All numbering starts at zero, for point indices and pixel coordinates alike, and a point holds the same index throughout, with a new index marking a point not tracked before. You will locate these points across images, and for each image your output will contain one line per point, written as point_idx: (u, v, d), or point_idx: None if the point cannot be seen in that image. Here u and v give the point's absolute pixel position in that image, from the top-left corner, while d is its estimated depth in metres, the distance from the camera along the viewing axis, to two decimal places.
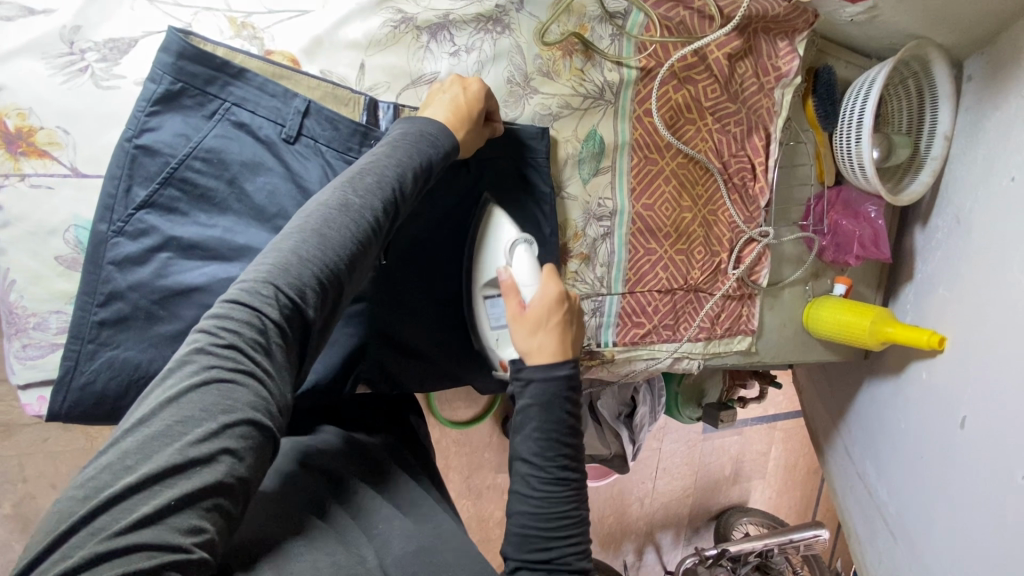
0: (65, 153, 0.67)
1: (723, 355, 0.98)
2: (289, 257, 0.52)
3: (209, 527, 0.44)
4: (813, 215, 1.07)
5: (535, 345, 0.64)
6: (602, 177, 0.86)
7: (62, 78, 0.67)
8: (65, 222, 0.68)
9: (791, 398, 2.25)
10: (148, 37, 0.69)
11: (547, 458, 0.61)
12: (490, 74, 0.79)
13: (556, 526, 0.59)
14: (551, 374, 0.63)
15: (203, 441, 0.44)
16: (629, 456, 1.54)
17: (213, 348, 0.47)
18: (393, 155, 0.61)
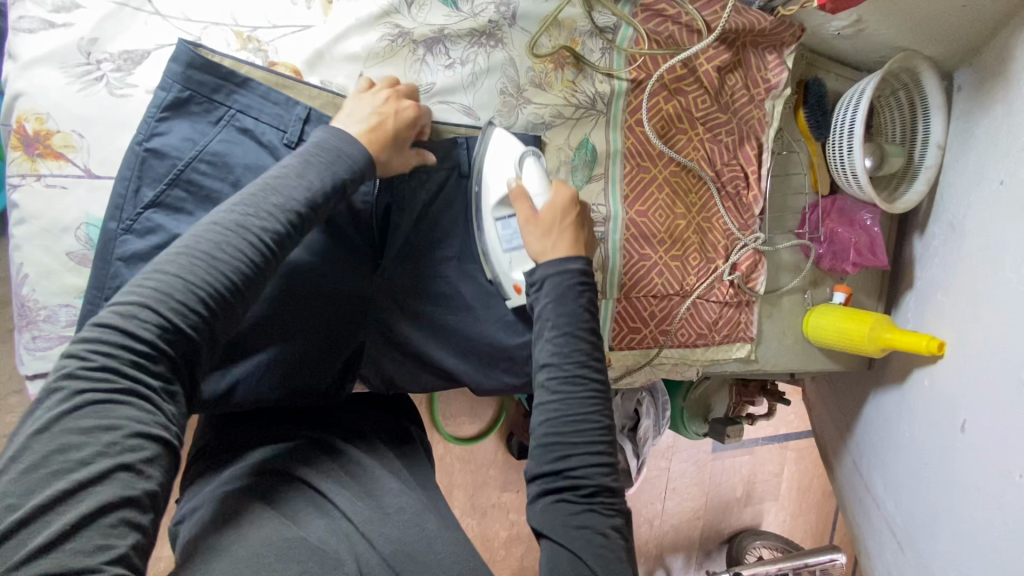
0: (78, 155, 0.71)
1: (722, 361, 0.99)
2: (173, 279, 0.52)
3: (121, 542, 0.46)
4: (809, 223, 1.09)
5: (549, 245, 0.69)
6: (596, 184, 0.88)
7: (78, 86, 0.71)
8: (76, 220, 0.71)
9: (802, 417, 2.23)
10: (158, 49, 0.73)
11: (566, 360, 0.64)
12: (484, 86, 0.82)
13: (576, 430, 0.62)
14: (563, 269, 0.67)
15: (88, 463, 0.46)
16: (633, 470, 1.53)
17: (85, 372, 0.48)
18: (297, 175, 0.60)
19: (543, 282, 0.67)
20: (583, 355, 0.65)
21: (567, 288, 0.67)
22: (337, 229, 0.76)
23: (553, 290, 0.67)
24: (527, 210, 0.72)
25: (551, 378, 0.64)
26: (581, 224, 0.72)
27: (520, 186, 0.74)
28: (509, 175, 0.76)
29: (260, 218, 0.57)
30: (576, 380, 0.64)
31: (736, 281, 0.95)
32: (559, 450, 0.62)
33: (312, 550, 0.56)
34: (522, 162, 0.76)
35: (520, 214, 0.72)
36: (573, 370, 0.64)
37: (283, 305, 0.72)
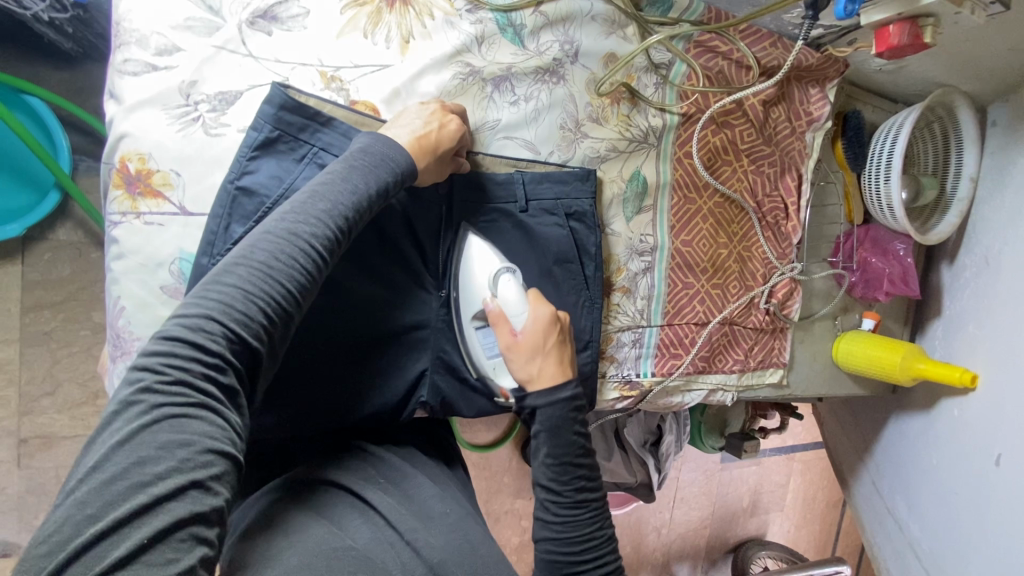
0: (175, 193, 0.72)
1: (756, 387, 1.01)
2: (234, 290, 0.53)
3: (188, 556, 0.45)
4: (843, 251, 1.11)
5: (534, 371, 0.66)
6: (644, 215, 0.90)
7: (178, 127, 0.72)
8: (171, 256, 0.73)
9: (809, 429, 2.26)
10: (252, 90, 0.74)
11: (564, 484, 0.65)
12: (545, 121, 0.83)
13: (580, 550, 0.64)
14: (552, 400, 0.65)
15: (163, 479, 0.46)
16: (654, 484, 1.55)
17: (159, 386, 0.48)
18: (342, 181, 0.61)
19: (535, 410, 0.66)
20: (580, 474, 0.66)
21: (559, 413, 0.65)
22: (403, 256, 0.78)
23: (547, 418, 0.65)
24: (507, 336, 0.68)
25: (551, 503, 0.65)
26: (564, 341, 0.69)
27: (499, 309, 0.70)
28: (485, 292, 0.74)
29: (312, 228, 0.58)
30: (575, 502, 0.65)
31: (771, 309, 0.98)
32: (564, 568, 0.64)
33: (358, 559, 0.55)
34: (496, 279, 0.74)
35: (500, 339, 0.69)
36: (572, 489, 0.65)
37: (347, 330, 0.74)
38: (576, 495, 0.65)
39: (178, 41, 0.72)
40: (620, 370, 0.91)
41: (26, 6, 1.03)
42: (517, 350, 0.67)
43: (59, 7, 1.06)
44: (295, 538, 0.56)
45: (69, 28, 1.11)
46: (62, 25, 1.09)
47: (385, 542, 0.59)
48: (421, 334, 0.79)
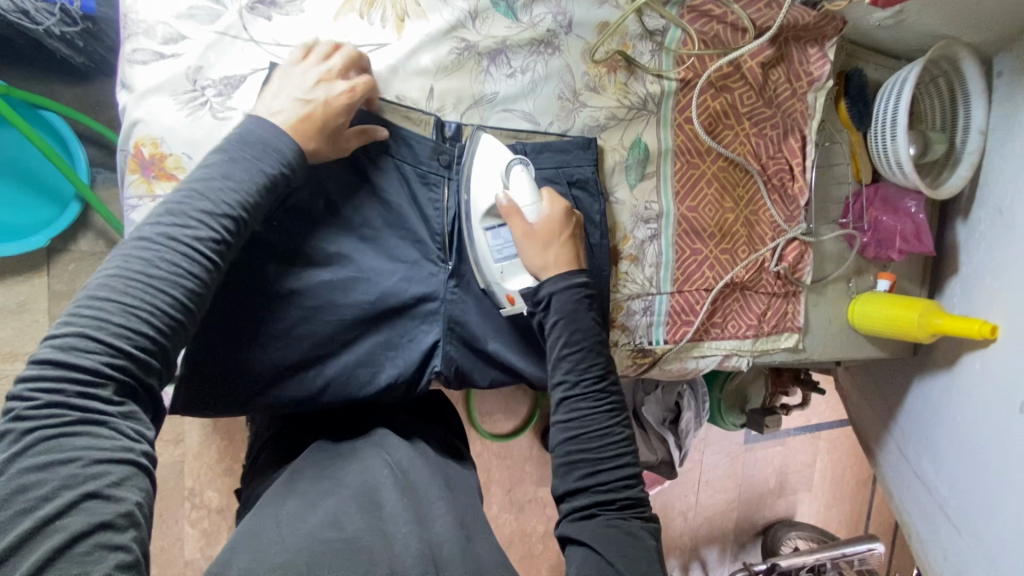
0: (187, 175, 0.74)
1: (772, 352, 1.01)
2: (108, 303, 0.52)
3: (99, 566, 0.45)
4: (852, 212, 1.09)
5: (551, 257, 0.73)
6: (648, 182, 0.90)
7: (187, 111, 0.75)
8: None
9: (833, 406, 2.23)
10: (254, 73, 0.76)
11: (581, 375, 0.68)
12: (543, 92, 0.84)
13: (597, 441, 0.66)
14: (571, 281, 0.72)
15: (51, 499, 0.45)
16: (676, 461, 1.53)
17: (30, 412, 0.48)
18: (219, 179, 0.60)
19: (553, 298, 0.71)
20: (596, 364, 0.70)
21: (576, 302, 0.71)
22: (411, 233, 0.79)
23: (568, 304, 0.71)
24: (524, 225, 0.73)
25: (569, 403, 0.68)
26: (575, 233, 0.76)
27: (511, 203, 0.74)
28: (497, 187, 0.75)
29: (196, 228, 0.57)
30: (592, 395, 0.68)
31: (782, 272, 0.97)
32: (586, 466, 0.66)
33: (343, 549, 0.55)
34: (508, 172, 0.75)
35: (517, 230, 0.73)
36: (590, 383, 0.69)
37: None
38: (597, 387, 0.69)
39: (183, 30, 0.75)
40: (632, 338, 0.91)
41: (38, 21, 1.08)
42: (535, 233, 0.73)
43: (69, 20, 1.10)
44: (298, 527, 0.58)
45: (79, 40, 1.14)
46: (71, 37, 1.13)
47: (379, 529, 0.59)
48: (431, 307, 0.78)
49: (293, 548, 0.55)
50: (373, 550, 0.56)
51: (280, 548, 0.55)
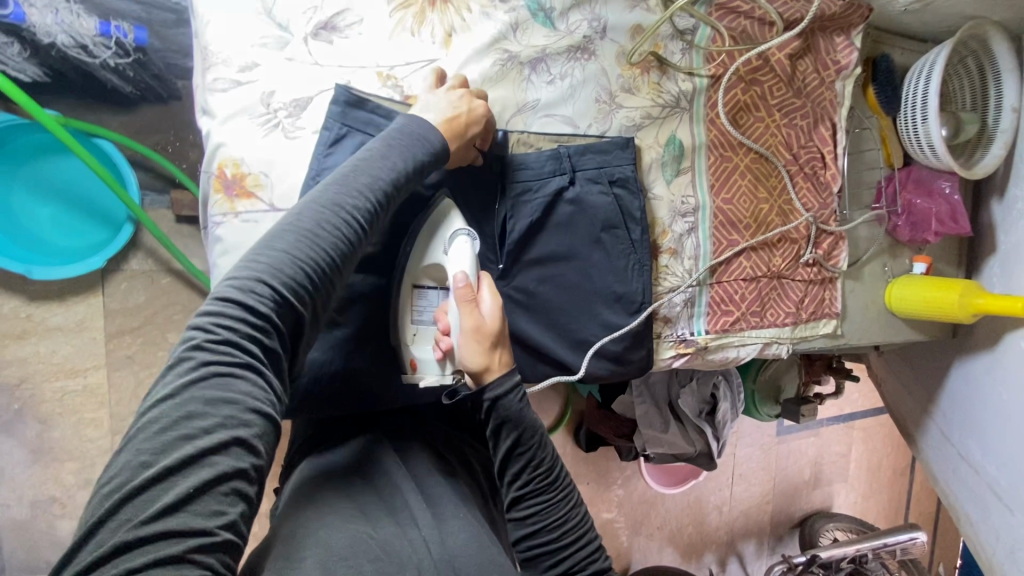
0: (265, 193, 0.75)
1: (811, 338, 1.02)
2: (281, 252, 0.54)
3: (232, 509, 0.47)
4: (887, 197, 1.10)
5: (491, 361, 0.67)
6: (683, 177, 0.93)
7: (263, 132, 0.75)
8: None
9: (866, 395, 2.21)
10: (320, 94, 0.77)
11: (524, 471, 0.66)
12: (581, 95, 0.87)
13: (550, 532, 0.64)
14: (508, 388, 0.66)
15: (210, 432, 0.47)
16: (715, 453, 1.55)
17: (208, 344, 0.49)
18: (387, 154, 0.63)
19: (496, 402, 0.66)
20: (536, 463, 0.66)
21: (516, 402, 0.66)
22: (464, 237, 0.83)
23: (510, 411, 0.65)
24: (475, 318, 0.68)
25: (523, 503, 0.65)
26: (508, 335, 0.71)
27: (466, 288, 0.69)
28: (439, 253, 0.73)
29: (353, 200, 0.59)
30: (544, 490, 0.65)
31: (817, 260, 1.00)
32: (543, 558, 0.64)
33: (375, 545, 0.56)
34: (455, 238, 0.72)
35: (467, 321, 0.68)
36: (542, 478, 0.66)
37: None
38: (549, 481, 0.66)
39: (256, 57, 0.76)
40: (674, 330, 0.94)
41: (95, 55, 1.13)
42: (485, 331, 0.67)
43: (123, 52, 1.15)
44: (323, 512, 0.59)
45: (130, 71, 1.17)
46: (124, 69, 1.17)
47: (404, 532, 0.60)
48: None
49: (324, 547, 0.54)
50: (402, 553, 0.57)
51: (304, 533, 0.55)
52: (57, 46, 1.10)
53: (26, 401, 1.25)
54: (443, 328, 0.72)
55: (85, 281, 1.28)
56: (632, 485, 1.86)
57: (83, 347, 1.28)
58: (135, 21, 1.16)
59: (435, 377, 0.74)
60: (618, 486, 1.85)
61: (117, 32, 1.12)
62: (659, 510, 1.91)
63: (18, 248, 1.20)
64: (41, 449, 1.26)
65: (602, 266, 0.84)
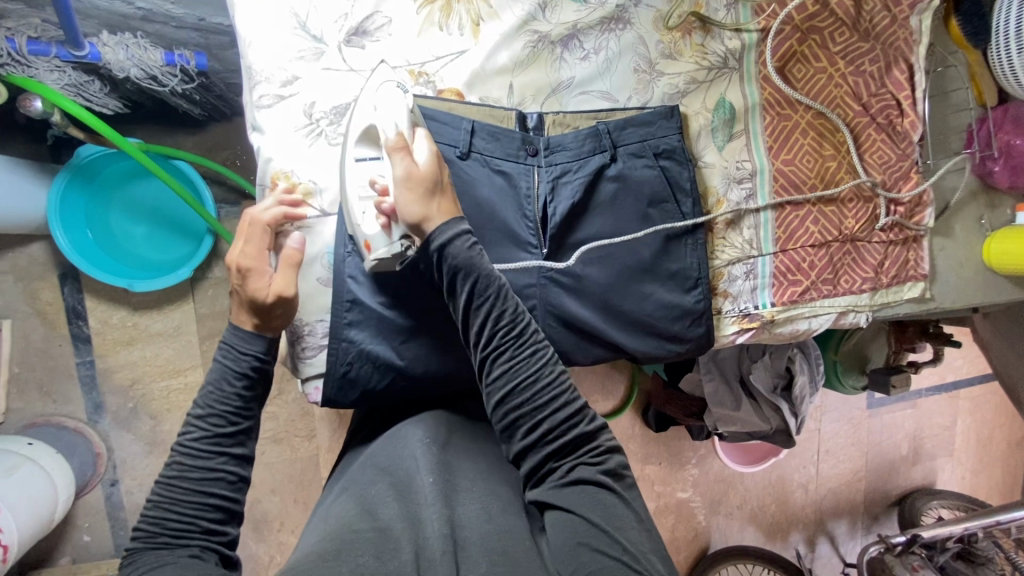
0: (317, 199, 0.79)
1: (894, 305, 0.93)
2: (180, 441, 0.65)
3: None
4: (978, 140, 0.97)
5: (424, 185, 0.67)
6: (737, 141, 0.87)
7: (308, 141, 0.78)
8: (320, 251, 0.80)
9: (971, 361, 2.01)
10: (356, 100, 0.79)
11: (489, 329, 0.65)
12: (619, 68, 0.85)
13: (527, 391, 0.63)
14: (455, 231, 0.66)
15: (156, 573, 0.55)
16: (793, 431, 1.45)
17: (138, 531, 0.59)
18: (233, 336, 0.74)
19: (444, 250, 0.65)
20: (499, 322, 0.65)
21: (465, 249, 0.66)
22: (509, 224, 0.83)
23: (459, 258, 0.65)
24: (406, 164, 0.67)
25: (492, 359, 0.64)
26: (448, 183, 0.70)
27: (397, 140, 0.69)
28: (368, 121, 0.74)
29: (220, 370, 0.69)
30: (514, 348, 0.64)
31: (895, 222, 0.90)
32: (525, 421, 0.63)
33: (369, 538, 0.56)
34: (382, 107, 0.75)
35: (399, 169, 0.67)
36: (505, 332, 0.65)
37: None
38: (513, 335, 0.65)
39: (296, 70, 0.78)
40: (736, 304, 0.89)
41: (164, 83, 1.20)
42: (416, 172, 0.67)
43: (188, 78, 1.21)
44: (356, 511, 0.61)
45: (196, 94, 1.26)
46: (190, 93, 1.26)
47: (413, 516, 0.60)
48: (529, 294, 0.79)
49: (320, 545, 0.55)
50: (401, 539, 0.56)
51: (314, 544, 0.57)
52: (131, 79, 1.17)
53: (138, 400, 1.41)
54: (381, 193, 0.71)
55: (177, 290, 1.41)
56: (706, 464, 1.81)
57: (181, 349, 1.42)
58: (195, 47, 1.21)
59: (386, 253, 0.71)
60: (691, 465, 1.80)
61: (180, 59, 1.17)
62: (737, 491, 1.85)
63: (120, 265, 1.34)
64: (155, 441, 1.42)
65: (656, 243, 0.82)
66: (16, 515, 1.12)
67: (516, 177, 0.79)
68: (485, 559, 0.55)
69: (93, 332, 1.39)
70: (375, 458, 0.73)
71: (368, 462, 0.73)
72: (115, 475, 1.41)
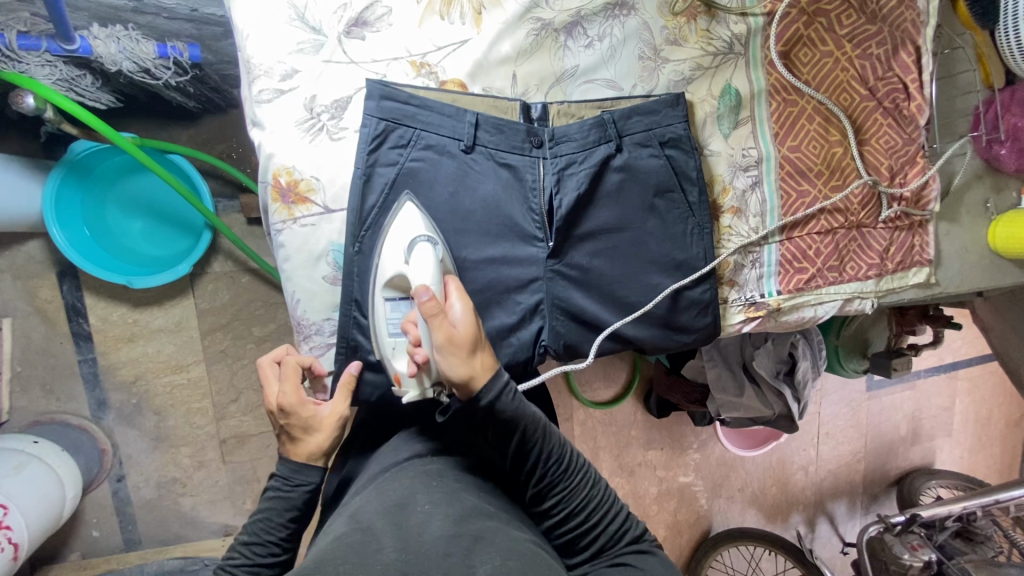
0: (319, 196, 0.77)
1: (899, 290, 0.93)
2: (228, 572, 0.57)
3: None
4: (984, 123, 0.95)
5: (470, 368, 0.62)
6: (743, 128, 0.86)
7: (309, 137, 0.77)
8: (325, 249, 0.78)
9: (969, 342, 2.02)
10: (357, 92, 0.78)
11: (539, 470, 0.64)
12: (623, 56, 0.83)
13: (580, 522, 0.63)
14: (499, 388, 0.62)
15: None
16: (796, 416, 1.45)
17: None
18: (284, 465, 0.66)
19: (491, 407, 0.62)
20: (546, 457, 0.64)
21: (510, 400, 0.63)
22: None
23: (506, 412, 0.62)
24: (446, 329, 0.62)
25: (543, 493, 0.64)
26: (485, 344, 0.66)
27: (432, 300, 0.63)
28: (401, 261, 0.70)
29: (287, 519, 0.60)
30: (562, 477, 0.64)
31: (897, 213, 0.90)
32: (582, 542, 0.63)
33: (359, 541, 0.54)
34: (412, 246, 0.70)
35: (437, 336, 0.62)
36: (555, 467, 0.64)
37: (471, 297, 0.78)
38: (561, 469, 0.64)
39: (294, 62, 0.76)
40: (742, 293, 0.89)
41: (158, 76, 1.17)
42: (456, 344, 0.62)
43: (181, 70, 1.19)
44: (350, 520, 0.59)
45: (190, 87, 1.24)
46: (184, 86, 1.24)
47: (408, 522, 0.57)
48: (535, 288, 0.78)
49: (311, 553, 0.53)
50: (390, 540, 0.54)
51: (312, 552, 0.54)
52: (123, 73, 1.15)
53: (142, 396, 1.41)
54: (415, 342, 0.68)
55: (177, 286, 1.40)
56: (707, 449, 1.82)
57: (183, 345, 1.41)
58: (188, 39, 1.19)
59: (417, 393, 0.71)
60: (693, 450, 1.81)
61: (173, 52, 1.14)
62: (738, 475, 1.87)
63: (117, 262, 1.32)
64: (160, 436, 1.42)
65: (661, 233, 0.81)
66: (23, 513, 1.13)
67: (521, 169, 0.78)
68: (492, 555, 0.52)
69: (93, 329, 1.38)
70: (380, 481, 0.70)
71: (372, 485, 0.70)
72: (122, 470, 1.41)
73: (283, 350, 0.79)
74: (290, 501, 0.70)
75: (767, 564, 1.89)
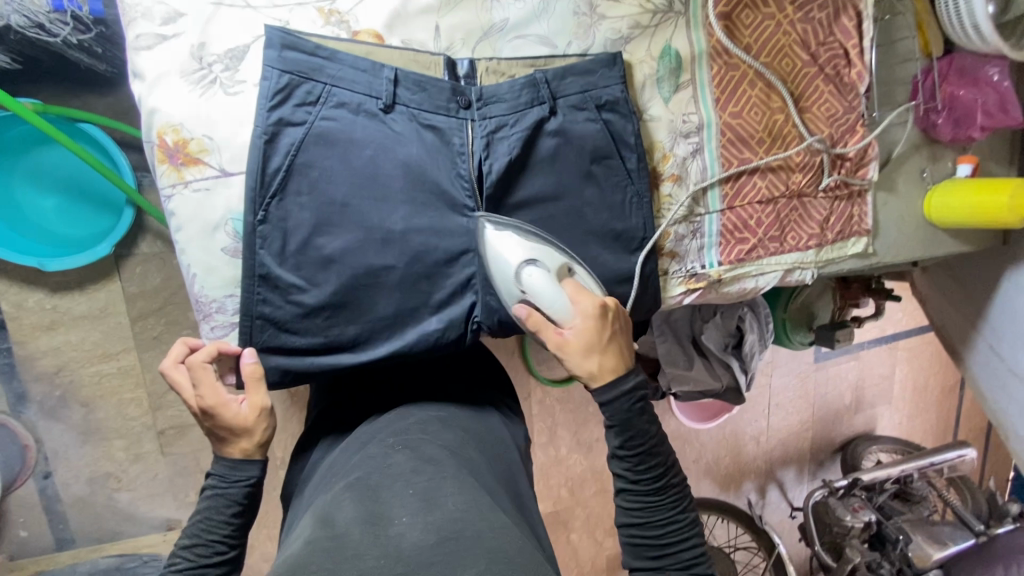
0: (212, 157, 0.70)
1: (840, 260, 0.93)
2: None
3: None
4: (923, 92, 0.96)
5: (593, 366, 0.64)
6: (684, 93, 0.84)
7: (200, 91, 0.69)
8: (222, 217, 0.71)
9: (909, 313, 2.09)
10: (255, 41, 0.71)
11: (639, 476, 0.65)
12: (556, 11, 0.79)
13: (658, 531, 0.64)
14: (619, 394, 0.64)
15: None
16: (743, 387, 1.47)
17: None
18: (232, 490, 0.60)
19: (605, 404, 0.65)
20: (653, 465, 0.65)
21: (626, 406, 0.65)
22: None
23: (619, 415, 0.64)
24: (556, 336, 0.65)
25: (632, 495, 0.66)
26: (616, 331, 0.66)
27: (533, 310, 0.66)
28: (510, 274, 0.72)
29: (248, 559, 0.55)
30: (654, 489, 0.65)
31: (836, 181, 0.89)
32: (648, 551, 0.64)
33: (339, 545, 0.49)
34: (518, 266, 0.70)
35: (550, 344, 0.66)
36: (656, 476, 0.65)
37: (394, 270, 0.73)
38: (658, 481, 0.65)
39: (179, 6, 0.69)
40: (683, 264, 0.87)
41: (54, 33, 1.06)
42: (569, 352, 0.65)
43: (82, 27, 1.07)
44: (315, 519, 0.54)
45: (96, 47, 1.11)
46: (89, 45, 1.10)
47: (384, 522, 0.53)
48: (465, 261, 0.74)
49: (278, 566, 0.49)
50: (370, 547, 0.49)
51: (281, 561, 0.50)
52: (14, 28, 1.04)
53: (67, 387, 1.30)
54: None
55: (98, 270, 1.27)
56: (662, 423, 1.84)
57: (111, 332, 1.29)
58: None
59: None
60: None
61: (71, 4, 1.04)
62: (693, 447, 1.89)
63: (26, 241, 1.20)
64: (89, 429, 1.32)
65: (598, 202, 0.78)
66: None
67: (447, 131, 0.73)
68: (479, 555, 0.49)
69: (6, 317, 1.25)
70: (350, 467, 0.65)
71: (343, 473, 0.65)
72: (48, 466, 1.31)
73: (183, 346, 0.70)
74: (229, 498, 0.65)
75: (721, 531, 1.94)
